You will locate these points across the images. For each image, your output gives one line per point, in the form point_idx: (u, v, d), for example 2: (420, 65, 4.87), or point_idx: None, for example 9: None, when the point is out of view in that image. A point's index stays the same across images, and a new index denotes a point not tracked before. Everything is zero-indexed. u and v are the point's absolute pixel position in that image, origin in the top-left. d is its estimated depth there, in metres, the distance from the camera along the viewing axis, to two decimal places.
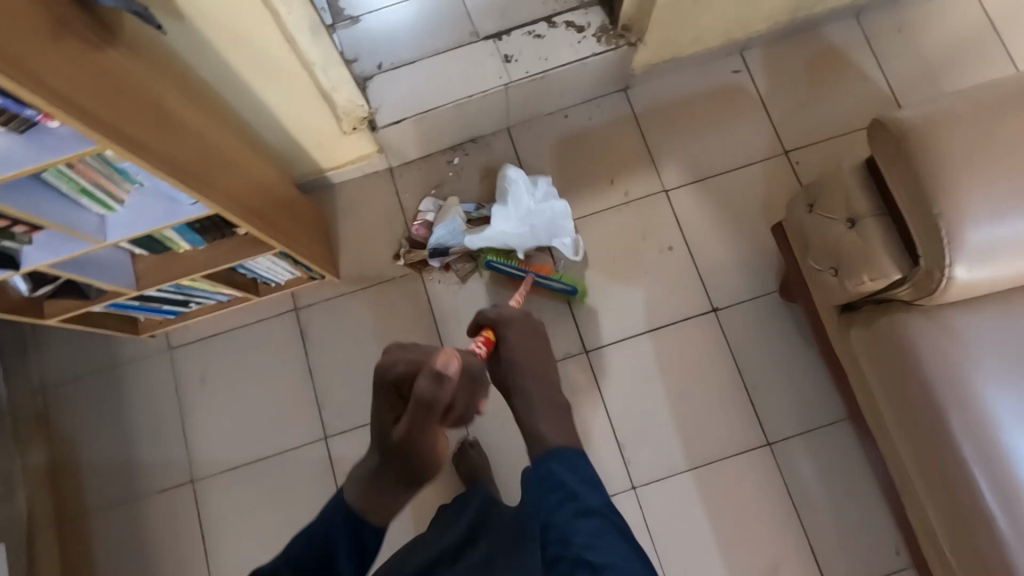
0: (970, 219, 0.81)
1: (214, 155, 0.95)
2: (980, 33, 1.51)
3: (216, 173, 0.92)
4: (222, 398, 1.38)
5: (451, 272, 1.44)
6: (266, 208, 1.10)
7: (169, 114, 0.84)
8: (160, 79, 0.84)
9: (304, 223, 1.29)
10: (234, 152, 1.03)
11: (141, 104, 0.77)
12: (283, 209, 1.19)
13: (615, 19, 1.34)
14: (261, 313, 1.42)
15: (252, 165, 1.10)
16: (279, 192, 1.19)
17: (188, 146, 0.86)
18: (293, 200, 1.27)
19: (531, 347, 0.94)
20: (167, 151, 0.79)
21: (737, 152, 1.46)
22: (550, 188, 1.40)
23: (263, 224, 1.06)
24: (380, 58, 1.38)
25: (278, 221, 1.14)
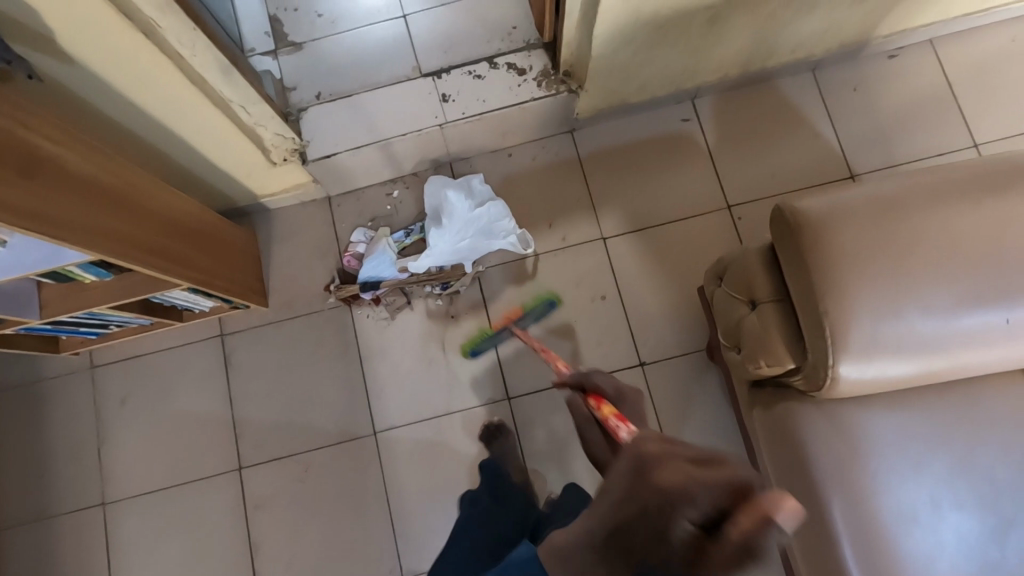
0: (857, 322, 0.80)
1: (111, 199, 0.93)
2: (937, 96, 1.48)
3: (116, 221, 0.92)
4: (139, 421, 1.37)
5: (382, 307, 1.42)
6: (179, 247, 1.09)
7: (53, 165, 0.82)
8: (44, 128, 0.82)
9: (229, 255, 1.29)
10: (144, 194, 1.03)
11: (16, 160, 0.75)
12: (203, 245, 1.18)
13: (557, 64, 1.31)
14: (186, 338, 1.40)
15: (167, 204, 1.09)
16: (200, 228, 1.19)
17: (75, 195, 0.85)
18: (218, 233, 1.26)
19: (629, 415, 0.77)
20: (44, 207, 0.77)
21: (679, 204, 1.44)
22: (483, 187, 1.39)
23: (174, 265, 1.06)
24: (320, 89, 1.36)
25: (195, 259, 1.14)
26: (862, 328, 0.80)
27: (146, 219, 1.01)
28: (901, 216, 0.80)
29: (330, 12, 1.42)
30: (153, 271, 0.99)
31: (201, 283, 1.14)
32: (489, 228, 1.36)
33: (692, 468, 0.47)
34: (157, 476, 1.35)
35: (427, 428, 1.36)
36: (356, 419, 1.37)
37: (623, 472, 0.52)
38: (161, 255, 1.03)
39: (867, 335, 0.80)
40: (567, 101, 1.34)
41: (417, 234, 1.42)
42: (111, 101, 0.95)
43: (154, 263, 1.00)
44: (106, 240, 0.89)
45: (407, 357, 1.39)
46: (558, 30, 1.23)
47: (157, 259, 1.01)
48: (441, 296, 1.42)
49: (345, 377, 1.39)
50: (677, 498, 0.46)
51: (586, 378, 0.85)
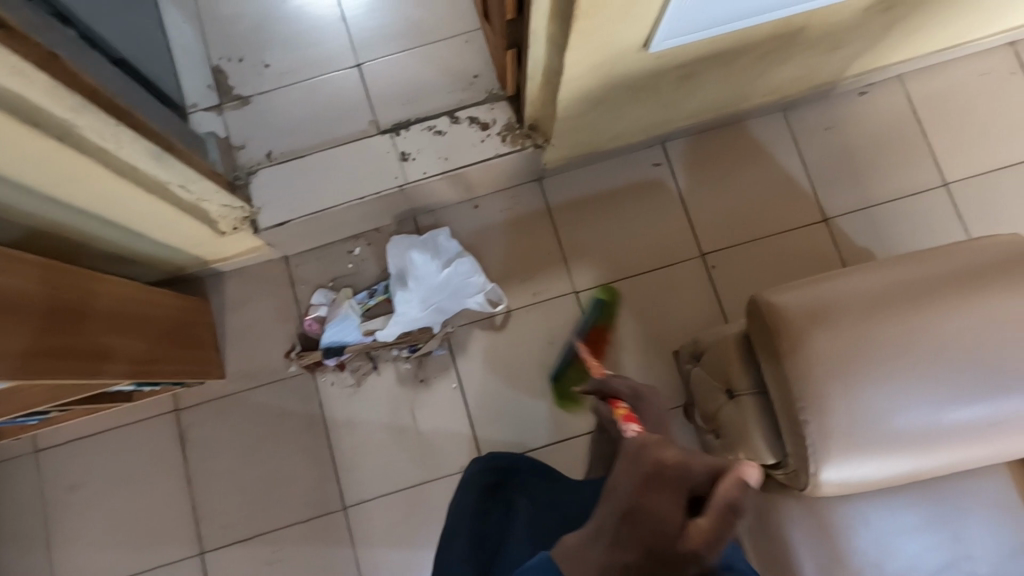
0: (837, 426, 0.77)
1: (53, 316, 0.86)
2: (908, 134, 1.46)
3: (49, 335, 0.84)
4: (92, 508, 1.28)
5: (347, 373, 1.35)
6: (112, 340, 0.99)
7: None
8: None
9: (169, 332, 1.17)
10: (61, 290, 0.90)
11: None
12: (141, 331, 1.08)
13: (522, 117, 1.24)
14: (138, 415, 1.31)
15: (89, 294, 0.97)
16: (133, 311, 1.07)
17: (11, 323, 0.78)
18: (156, 310, 1.15)
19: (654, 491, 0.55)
20: None
21: (652, 254, 1.41)
22: (452, 243, 1.33)
23: (107, 364, 0.95)
24: (271, 146, 1.28)
25: (131, 350, 1.03)
26: (842, 433, 0.77)
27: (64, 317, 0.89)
28: (875, 312, 0.79)
29: (278, 62, 1.33)
30: (82, 378, 0.89)
31: (140, 378, 1.04)
32: (460, 290, 1.32)
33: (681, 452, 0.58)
34: (112, 564, 1.27)
35: (400, 500, 1.31)
36: (323, 494, 1.30)
37: (633, 469, 0.56)
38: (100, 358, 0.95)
39: (846, 437, 0.77)
40: (534, 155, 1.28)
41: (381, 294, 1.35)
42: (30, 200, 0.85)
43: (84, 367, 0.89)
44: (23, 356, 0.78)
45: (376, 426, 1.33)
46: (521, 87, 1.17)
47: (86, 362, 0.90)
48: (409, 359, 1.35)
49: (311, 450, 1.32)
50: (681, 470, 0.56)
51: (605, 384, 0.90)
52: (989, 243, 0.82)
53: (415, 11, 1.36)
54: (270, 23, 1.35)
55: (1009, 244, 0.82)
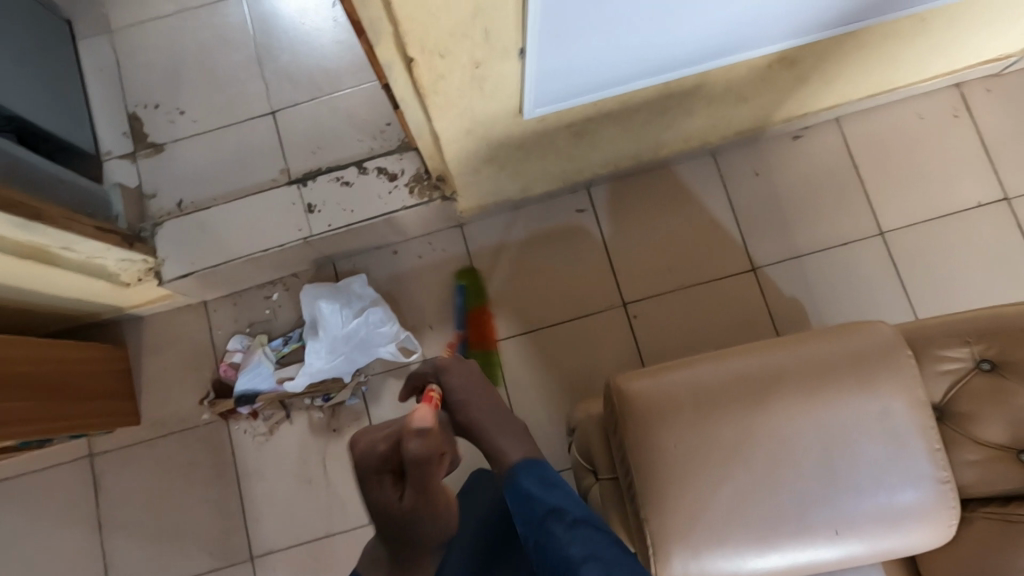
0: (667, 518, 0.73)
1: None
2: (842, 180, 1.41)
3: None
4: (5, 552, 1.30)
5: (260, 420, 1.34)
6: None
7: None
8: None
9: (76, 384, 1.19)
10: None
11: None
12: (29, 390, 1.08)
13: (428, 169, 1.23)
14: (53, 459, 1.32)
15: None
16: (19, 370, 1.07)
17: None
18: (54, 364, 1.15)
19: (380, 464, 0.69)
20: None
21: (571, 303, 1.38)
22: (367, 290, 1.31)
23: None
24: (181, 195, 1.28)
25: (15, 410, 1.03)
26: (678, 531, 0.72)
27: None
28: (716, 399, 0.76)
29: (194, 108, 1.33)
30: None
31: (26, 435, 1.05)
32: (371, 339, 1.29)
33: (376, 434, 0.67)
34: None
35: (307, 552, 1.29)
36: (231, 544, 1.30)
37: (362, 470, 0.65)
38: None
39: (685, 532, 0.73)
40: (443, 205, 1.26)
41: (296, 341, 1.34)
42: None
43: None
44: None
45: (286, 475, 1.32)
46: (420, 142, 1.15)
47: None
48: (322, 408, 1.34)
49: (220, 499, 1.32)
50: (375, 451, 0.65)
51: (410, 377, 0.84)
52: (862, 331, 0.76)
53: (333, 56, 1.35)
54: (187, 69, 1.35)
55: (884, 330, 0.77)
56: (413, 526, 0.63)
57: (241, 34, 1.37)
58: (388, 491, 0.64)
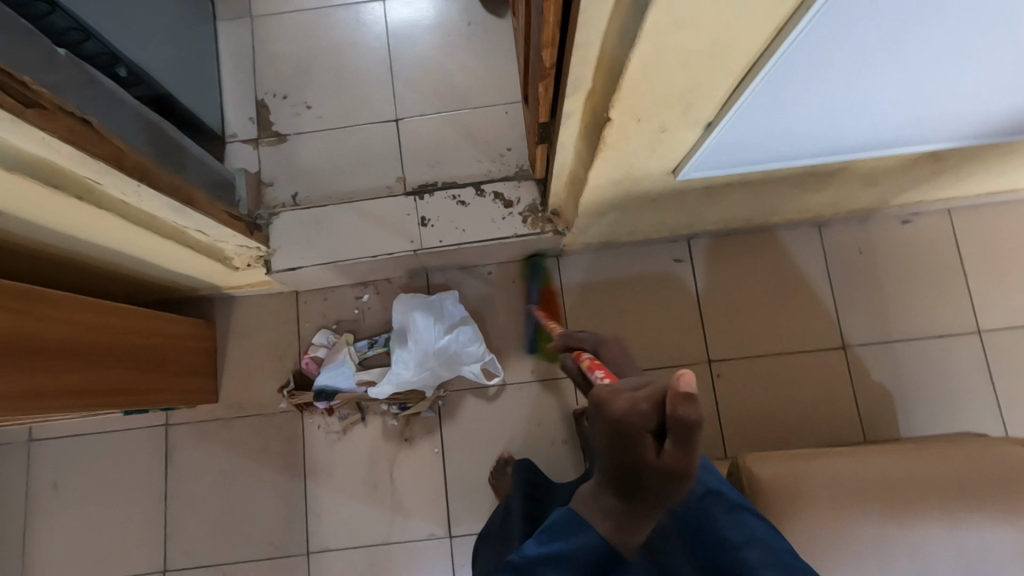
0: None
1: (48, 355, 0.93)
2: (946, 272, 1.40)
3: (40, 374, 0.91)
4: (72, 507, 1.32)
5: (335, 418, 1.36)
6: (82, 372, 1.00)
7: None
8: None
9: (161, 361, 1.20)
10: (40, 324, 0.92)
11: None
12: (120, 362, 1.09)
13: (546, 201, 1.23)
14: (130, 424, 1.35)
15: (69, 325, 0.98)
16: (116, 341, 1.08)
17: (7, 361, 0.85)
18: (146, 338, 1.16)
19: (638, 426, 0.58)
20: None
21: (657, 351, 1.37)
22: (458, 308, 1.33)
23: (65, 399, 0.96)
24: (297, 188, 1.30)
25: (101, 382, 1.04)
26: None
27: (31, 351, 0.90)
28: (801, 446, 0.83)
29: (319, 104, 1.35)
30: (30, 415, 0.89)
31: (111, 407, 1.06)
32: (459, 356, 1.31)
33: (639, 392, 0.56)
34: (80, 569, 1.30)
35: (362, 556, 1.30)
36: (290, 535, 1.31)
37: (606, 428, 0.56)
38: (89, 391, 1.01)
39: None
40: (551, 238, 1.27)
41: (381, 346, 1.36)
42: (62, 241, 0.89)
43: (36, 403, 0.90)
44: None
45: (353, 477, 1.34)
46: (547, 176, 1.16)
47: (38, 397, 0.91)
48: (397, 416, 1.35)
49: (285, 489, 1.33)
50: (638, 411, 0.55)
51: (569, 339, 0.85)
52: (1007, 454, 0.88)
53: (460, 74, 1.37)
54: (318, 65, 1.38)
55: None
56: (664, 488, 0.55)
57: (375, 40, 1.39)
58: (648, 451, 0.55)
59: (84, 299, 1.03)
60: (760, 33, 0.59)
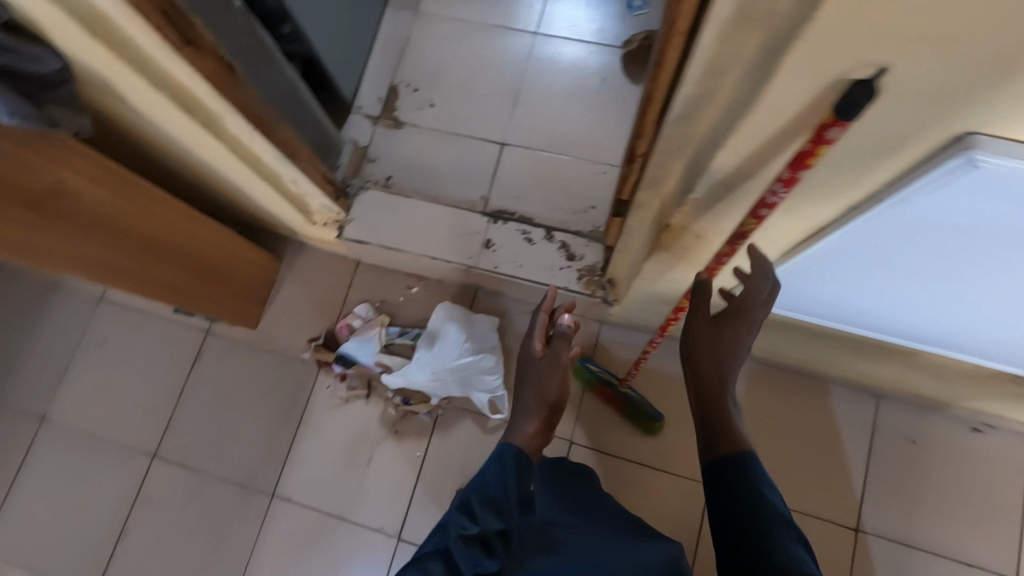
0: (699, 421, 0.83)
1: (159, 253, 1.11)
2: (1001, 503, 1.25)
3: (142, 264, 1.08)
4: (107, 366, 1.48)
5: (344, 385, 1.43)
6: (154, 265, 1.11)
7: (123, 225, 1.00)
8: (138, 202, 1.01)
9: (222, 278, 1.31)
10: (122, 204, 0.98)
11: (87, 218, 0.93)
12: (190, 268, 1.20)
13: (606, 268, 1.24)
14: (180, 318, 1.50)
15: (147, 214, 1.04)
16: (192, 246, 1.18)
17: (126, 246, 1.03)
18: (219, 254, 1.27)
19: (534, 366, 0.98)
20: (77, 250, 0.95)
21: (662, 451, 1.33)
22: (490, 334, 1.38)
23: (128, 280, 1.08)
24: (392, 172, 1.39)
25: (167, 278, 1.16)
26: (709, 433, 0.81)
27: (97, 224, 0.96)
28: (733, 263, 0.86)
29: (442, 105, 1.44)
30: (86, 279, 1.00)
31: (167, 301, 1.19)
32: (473, 380, 1.35)
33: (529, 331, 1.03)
34: (89, 422, 1.45)
35: (315, 520, 1.36)
36: (263, 472, 1.40)
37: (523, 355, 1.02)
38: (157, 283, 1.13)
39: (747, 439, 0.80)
40: (598, 304, 1.28)
41: (409, 338, 1.42)
42: (176, 150, 1.01)
43: (96, 272, 1.00)
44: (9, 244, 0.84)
45: (337, 445, 1.40)
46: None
47: (94, 264, 0.99)
48: (397, 408, 1.40)
49: (278, 429, 1.42)
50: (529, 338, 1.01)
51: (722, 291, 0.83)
52: None
53: (577, 122, 1.41)
54: (454, 70, 1.47)
55: None
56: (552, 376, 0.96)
57: (513, 65, 1.47)
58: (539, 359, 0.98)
59: (202, 218, 1.18)
60: (849, 191, 0.59)
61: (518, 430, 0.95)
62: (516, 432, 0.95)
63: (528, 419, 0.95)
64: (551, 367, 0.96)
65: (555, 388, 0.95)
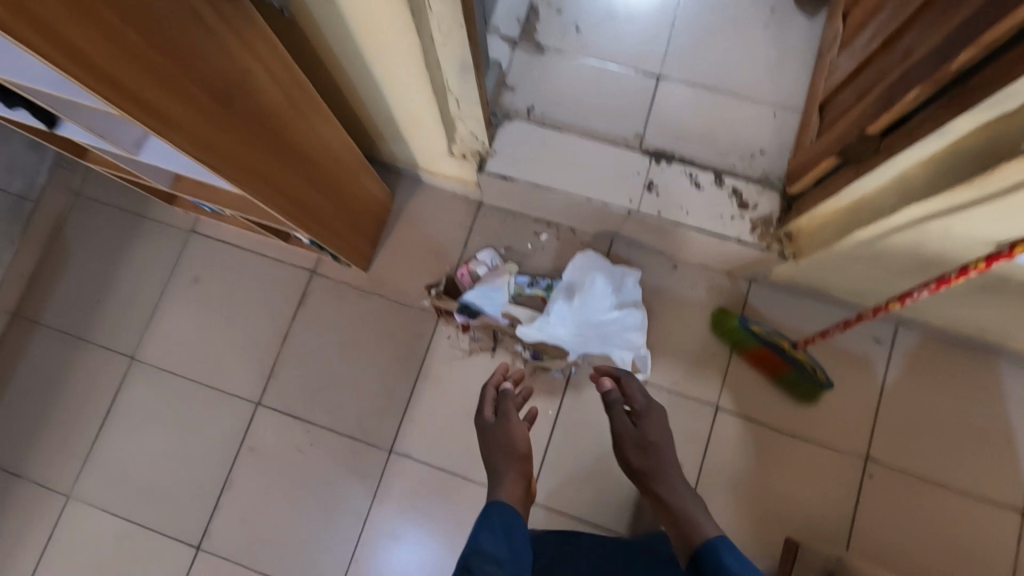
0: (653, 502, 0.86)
1: (306, 169, 0.97)
2: None
3: (295, 181, 0.95)
4: (202, 305, 1.36)
5: (466, 337, 1.32)
6: (288, 172, 0.92)
7: (284, 132, 0.86)
8: (297, 104, 0.87)
9: (340, 201, 1.13)
10: (269, 85, 0.79)
11: (258, 119, 0.79)
12: (317, 183, 1.02)
13: (785, 220, 1.12)
14: (283, 256, 1.37)
15: (287, 100, 0.84)
16: (318, 152, 0.98)
17: (285, 158, 0.89)
18: (339, 168, 1.08)
19: (491, 432, 0.97)
20: (249, 159, 0.81)
21: (816, 422, 1.24)
22: (634, 289, 1.26)
23: (269, 190, 0.88)
24: (534, 102, 1.24)
25: (300, 194, 0.97)
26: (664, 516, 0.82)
27: (245, 106, 0.76)
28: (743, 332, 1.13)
29: (588, 32, 1.29)
30: (235, 186, 0.80)
31: (302, 228, 1.02)
32: (617, 337, 1.23)
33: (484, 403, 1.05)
34: (184, 365, 1.33)
35: (436, 479, 1.26)
36: (381, 425, 1.29)
37: (480, 419, 1.01)
38: (302, 206, 1.00)
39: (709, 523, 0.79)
40: (768, 259, 1.16)
41: (540, 290, 1.29)
42: (348, 46, 0.86)
43: (243, 176, 0.81)
44: (175, 129, 0.65)
45: (460, 400, 1.29)
46: (836, 96, 1.03)
47: (240, 164, 0.79)
48: (526, 362, 1.30)
49: (393, 381, 1.31)
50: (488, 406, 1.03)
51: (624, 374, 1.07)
52: None
53: (741, 58, 1.26)
54: None
55: None
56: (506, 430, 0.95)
57: None
58: (499, 419, 0.98)
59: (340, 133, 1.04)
60: None
61: (500, 490, 0.84)
62: (500, 491, 0.85)
63: (511, 474, 0.88)
64: (508, 420, 0.96)
65: (521, 442, 0.93)
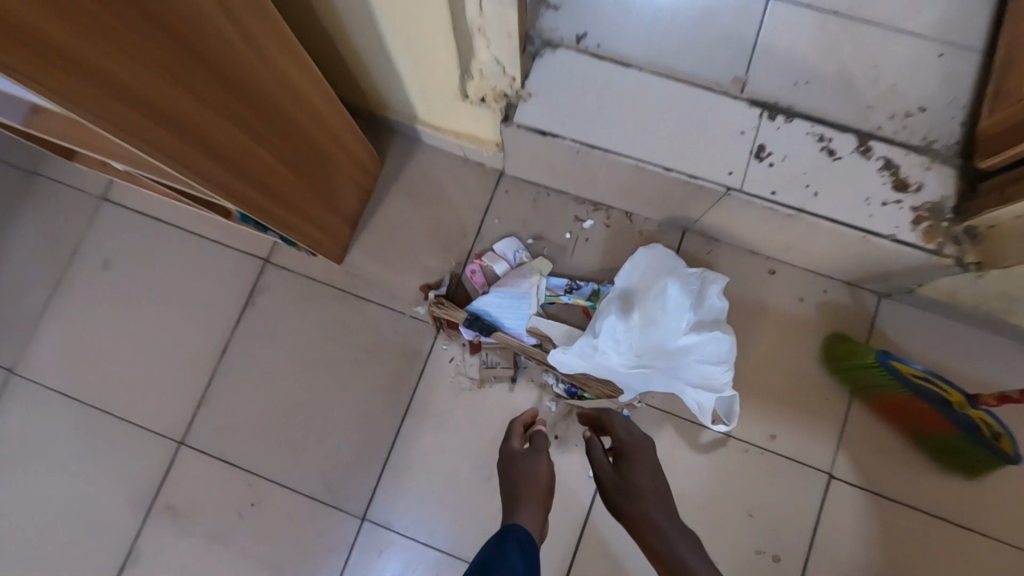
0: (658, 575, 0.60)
1: (268, 133, 0.66)
2: None
3: (250, 151, 0.63)
4: (114, 302, 0.99)
5: (476, 360, 0.94)
6: (240, 137, 0.61)
7: (227, 72, 0.55)
8: (255, 31, 0.56)
9: (317, 177, 0.81)
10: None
11: (183, 47, 0.48)
12: (285, 153, 0.71)
13: (966, 211, 0.75)
14: (227, 238, 0.99)
15: (235, 21, 0.53)
16: (283, 108, 0.67)
17: (232, 114, 0.58)
18: (317, 134, 0.76)
19: (513, 466, 0.69)
20: (165, 110, 0.49)
21: (972, 502, 0.87)
22: (719, 301, 0.87)
23: (207, 163, 0.57)
24: (588, 26, 0.82)
25: (256, 168, 0.66)
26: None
27: (156, 19, 0.45)
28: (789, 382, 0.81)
29: None
30: (146, 155, 0.49)
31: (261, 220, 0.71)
32: (692, 371, 0.85)
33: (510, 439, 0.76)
34: (86, 382, 0.97)
35: (427, 560, 0.90)
36: (351, 480, 0.92)
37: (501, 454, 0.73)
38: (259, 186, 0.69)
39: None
40: (933, 268, 0.78)
41: (581, 298, 0.93)
42: None
43: (147, 136, 0.48)
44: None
45: (463, 448, 0.92)
46: None
47: (153, 121, 0.48)
48: (559, 399, 0.93)
49: (372, 417, 0.94)
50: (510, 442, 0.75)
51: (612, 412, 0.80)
52: None
53: None
54: None
55: None
56: (533, 460, 0.69)
57: None
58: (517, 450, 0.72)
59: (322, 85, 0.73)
60: None
61: (519, 514, 0.62)
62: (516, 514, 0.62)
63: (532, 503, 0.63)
64: (534, 452, 0.70)
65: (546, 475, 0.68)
